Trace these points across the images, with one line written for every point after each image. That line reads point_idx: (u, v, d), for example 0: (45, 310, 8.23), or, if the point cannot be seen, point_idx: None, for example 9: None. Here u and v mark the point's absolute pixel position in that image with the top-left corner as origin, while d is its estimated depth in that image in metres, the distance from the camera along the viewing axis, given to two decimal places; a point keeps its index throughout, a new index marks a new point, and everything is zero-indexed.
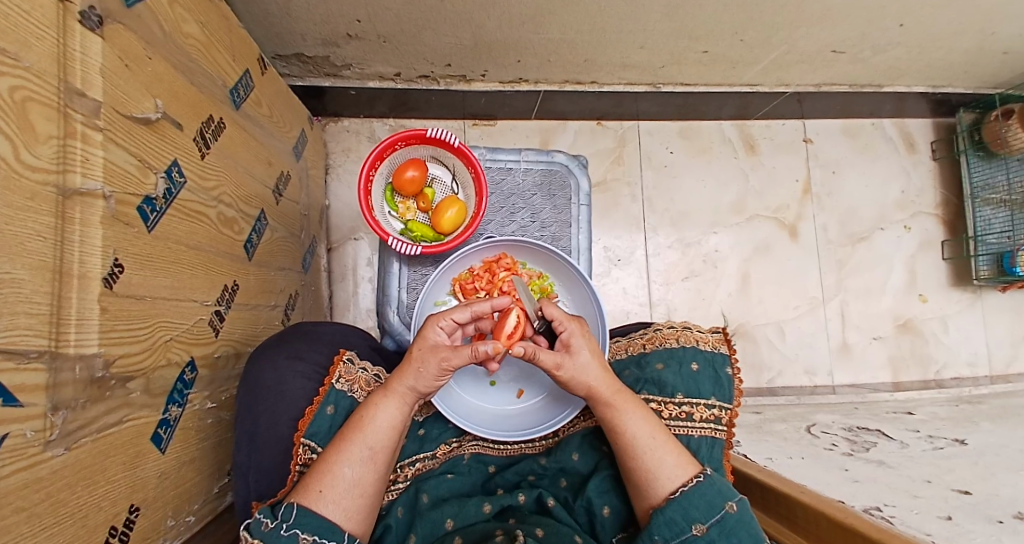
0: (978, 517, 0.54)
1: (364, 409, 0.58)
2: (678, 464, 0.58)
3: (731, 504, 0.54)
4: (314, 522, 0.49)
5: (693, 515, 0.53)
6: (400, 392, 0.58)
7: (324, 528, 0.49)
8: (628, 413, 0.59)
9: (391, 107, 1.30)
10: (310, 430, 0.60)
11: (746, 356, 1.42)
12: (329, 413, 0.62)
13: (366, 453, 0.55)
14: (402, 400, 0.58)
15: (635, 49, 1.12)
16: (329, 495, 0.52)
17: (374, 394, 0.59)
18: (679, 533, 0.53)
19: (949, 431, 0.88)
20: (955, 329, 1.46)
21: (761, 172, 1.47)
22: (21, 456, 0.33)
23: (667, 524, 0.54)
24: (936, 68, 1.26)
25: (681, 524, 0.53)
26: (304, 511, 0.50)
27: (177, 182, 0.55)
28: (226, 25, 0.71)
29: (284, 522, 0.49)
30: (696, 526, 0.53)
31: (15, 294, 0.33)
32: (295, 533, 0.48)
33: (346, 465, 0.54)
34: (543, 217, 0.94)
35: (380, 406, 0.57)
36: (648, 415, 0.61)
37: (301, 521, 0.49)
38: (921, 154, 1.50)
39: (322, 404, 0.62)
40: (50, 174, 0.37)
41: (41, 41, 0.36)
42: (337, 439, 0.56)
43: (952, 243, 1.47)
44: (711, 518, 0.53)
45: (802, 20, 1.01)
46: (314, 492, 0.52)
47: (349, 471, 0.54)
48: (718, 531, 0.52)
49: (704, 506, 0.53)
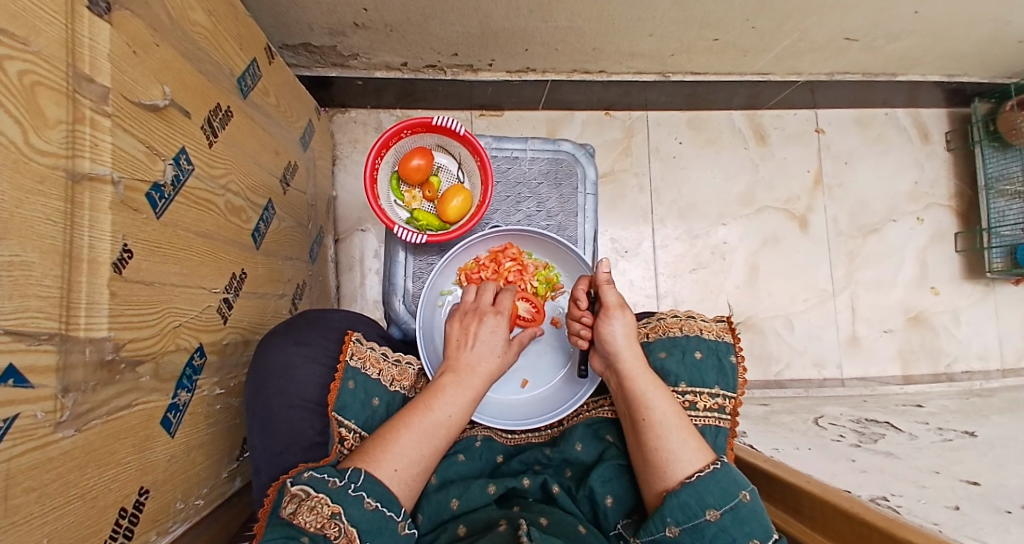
0: (985, 507, 0.53)
1: (434, 394, 0.59)
2: (696, 450, 0.57)
3: (745, 493, 0.53)
4: (380, 490, 0.50)
5: (707, 501, 0.52)
6: (471, 386, 0.61)
7: (388, 500, 0.50)
8: (650, 391, 0.60)
9: (397, 98, 1.30)
10: (339, 404, 0.62)
11: (754, 348, 1.41)
12: (351, 387, 0.64)
13: (435, 439, 0.56)
14: (469, 398, 0.61)
15: (643, 37, 1.10)
16: (403, 473, 0.53)
17: (444, 383, 0.61)
18: (693, 516, 0.52)
19: (960, 424, 0.87)
20: (968, 322, 1.43)
21: (772, 162, 1.44)
22: (31, 437, 0.34)
23: (680, 506, 0.53)
24: (954, 55, 1.22)
25: (695, 508, 0.52)
26: (372, 479, 0.50)
27: (185, 169, 0.56)
28: (233, 14, 0.70)
29: (352, 483, 0.49)
30: (710, 511, 0.52)
31: (25, 277, 0.33)
32: (361, 496, 0.48)
33: (416, 443, 0.55)
34: (549, 206, 0.94)
35: (450, 395, 0.59)
36: (671, 398, 0.61)
37: (368, 486, 0.49)
38: (936, 145, 1.46)
39: (343, 379, 0.64)
40: (59, 159, 0.37)
41: (49, 26, 0.36)
42: (407, 409, 0.58)
43: (967, 235, 1.44)
44: (725, 504, 0.52)
45: (816, 7, 0.99)
46: (387, 468, 0.52)
47: (420, 454, 0.55)
48: (732, 518, 0.52)
49: (719, 493, 0.53)
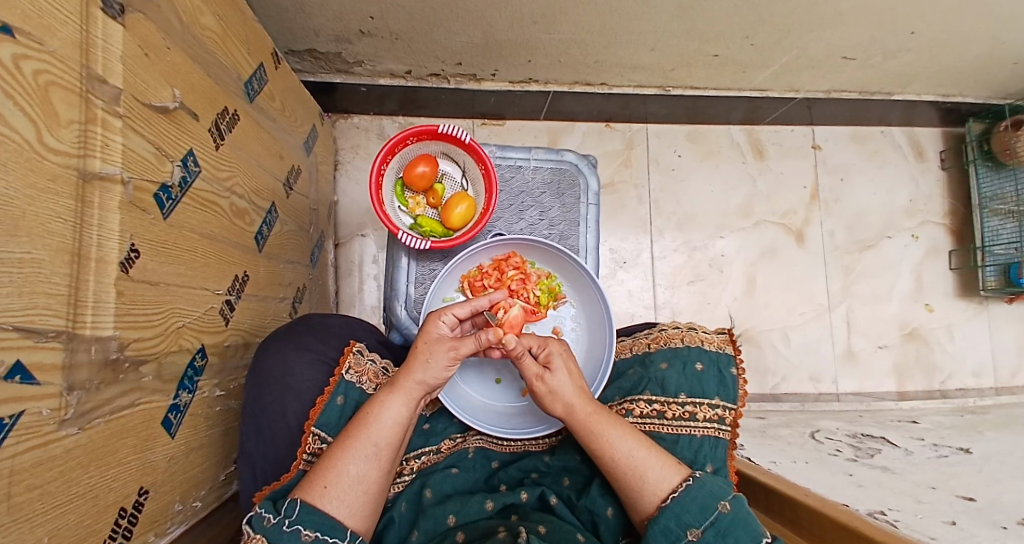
0: (982, 522, 0.54)
1: (369, 406, 0.57)
2: (665, 474, 0.57)
3: (725, 504, 0.53)
4: (316, 520, 0.49)
5: (687, 520, 0.53)
6: (407, 389, 0.58)
7: (326, 526, 0.49)
8: (607, 434, 0.59)
9: (401, 105, 1.31)
10: (321, 419, 0.60)
11: (752, 361, 1.41)
12: (338, 404, 0.62)
13: (369, 450, 0.54)
14: (408, 400, 0.58)
15: (645, 51, 1.12)
16: (334, 492, 0.52)
17: (382, 390, 0.58)
18: (676, 539, 0.53)
19: (955, 439, 0.87)
20: (961, 338, 1.45)
21: (770, 176, 1.46)
22: (35, 434, 0.33)
23: (663, 532, 0.53)
24: (947, 76, 1.25)
25: (677, 531, 0.53)
26: (307, 508, 0.49)
27: (192, 171, 0.56)
28: (242, 20, 0.71)
29: (286, 518, 0.49)
30: (691, 531, 0.53)
31: (35, 274, 0.33)
32: (297, 530, 0.48)
33: (350, 463, 0.53)
34: (552, 215, 0.95)
35: (385, 405, 0.57)
36: (630, 430, 0.60)
37: (304, 518, 0.49)
38: (930, 162, 1.49)
39: (331, 395, 0.62)
40: (71, 158, 0.37)
41: (64, 26, 0.37)
42: (345, 431, 0.56)
43: (960, 252, 1.46)
44: (706, 521, 0.52)
45: (814, 25, 1.01)
46: (318, 488, 0.51)
47: (354, 469, 0.53)
48: (714, 534, 0.52)
49: (697, 510, 0.53)
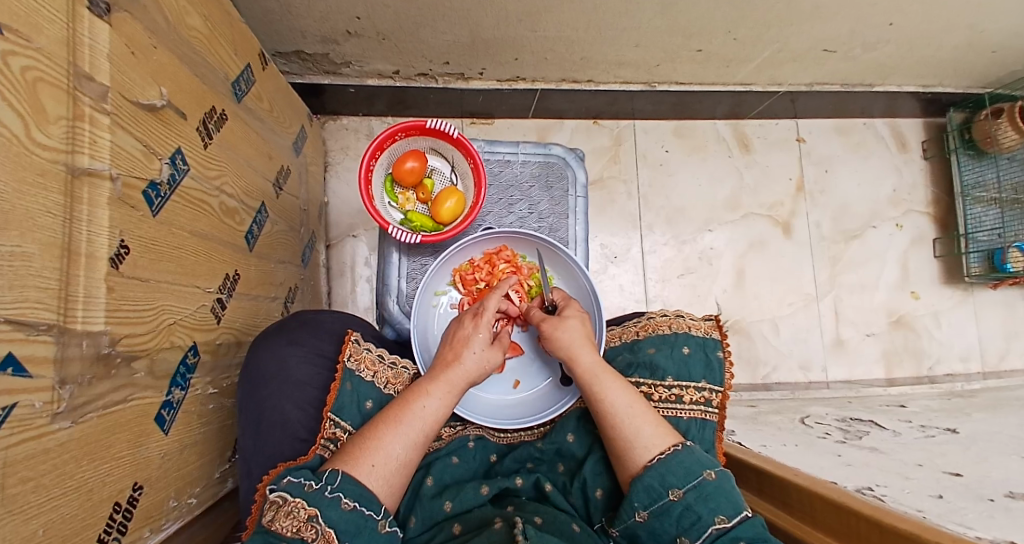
0: (968, 495, 0.55)
1: (414, 394, 0.60)
2: (656, 434, 0.58)
3: (710, 472, 0.54)
4: (356, 490, 0.50)
5: (670, 481, 0.54)
6: (448, 383, 0.61)
7: (365, 499, 0.50)
8: (607, 385, 0.62)
9: (390, 105, 1.31)
10: (336, 406, 0.62)
11: (742, 351, 1.43)
12: (348, 389, 0.64)
13: (418, 438, 0.57)
14: (450, 393, 0.61)
15: (630, 47, 1.14)
16: (381, 470, 0.54)
17: (425, 381, 0.61)
18: (657, 498, 0.54)
19: (941, 421, 0.89)
20: (947, 325, 1.48)
21: (756, 169, 1.49)
22: (28, 427, 0.33)
23: (645, 490, 0.55)
24: (925, 66, 1.28)
25: (659, 489, 0.54)
26: (349, 479, 0.51)
27: (180, 169, 0.56)
28: (228, 20, 0.72)
29: (329, 485, 0.50)
30: (673, 491, 0.53)
31: (25, 268, 0.34)
32: (338, 497, 0.49)
33: (395, 442, 0.55)
34: (541, 208, 0.96)
35: (430, 393, 0.60)
36: (628, 388, 0.62)
37: (345, 486, 0.50)
38: (913, 153, 1.52)
39: (340, 381, 0.64)
40: (60, 153, 0.37)
41: (50, 24, 0.37)
42: (390, 409, 0.59)
43: (945, 240, 1.49)
44: (689, 483, 0.53)
45: (795, 18, 1.03)
46: (365, 465, 0.53)
47: (400, 451, 0.55)
48: (696, 496, 0.53)
49: (681, 473, 0.54)
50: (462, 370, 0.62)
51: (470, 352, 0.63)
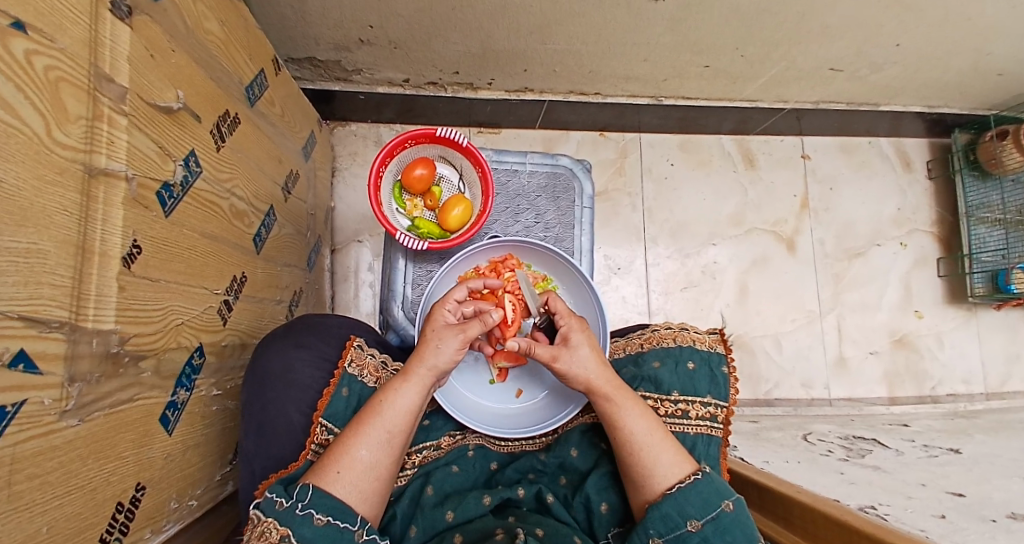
0: (971, 516, 0.55)
1: (382, 393, 0.59)
2: (674, 462, 0.58)
3: (728, 503, 0.54)
4: (328, 503, 0.49)
5: (688, 511, 0.53)
6: (419, 376, 0.60)
7: (337, 510, 0.50)
8: (627, 410, 0.61)
9: (398, 113, 1.33)
10: (329, 411, 0.62)
11: (744, 367, 1.43)
12: (344, 395, 0.64)
13: (383, 436, 0.56)
14: (417, 385, 0.59)
15: (638, 62, 1.15)
16: (348, 477, 0.53)
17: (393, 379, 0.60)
18: (675, 527, 0.53)
19: (945, 441, 0.89)
20: (950, 345, 1.47)
21: (761, 186, 1.49)
22: (37, 423, 0.34)
23: (662, 518, 0.54)
24: (931, 87, 1.29)
25: (677, 519, 0.53)
26: (319, 492, 0.50)
27: (193, 171, 0.57)
28: (244, 26, 0.73)
29: (299, 503, 0.49)
30: (691, 522, 0.53)
31: (40, 265, 0.34)
32: (309, 514, 0.48)
33: (363, 447, 0.55)
34: (547, 218, 0.96)
35: (397, 390, 0.59)
36: (648, 413, 0.61)
37: (316, 502, 0.49)
38: (917, 173, 1.53)
39: (337, 387, 0.64)
40: (78, 152, 0.38)
41: (75, 25, 0.38)
42: (360, 415, 0.58)
43: (948, 260, 1.49)
44: (707, 515, 0.53)
45: (801, 37, 1.04)
46: (331, 473, 0.52)
47: (366, 454, 0.54)
48: (714, 528, 0.52)
49: (700, 503, 0.54)
50: (420, 358, 0.60)
51: (434, 344, 0.61)
